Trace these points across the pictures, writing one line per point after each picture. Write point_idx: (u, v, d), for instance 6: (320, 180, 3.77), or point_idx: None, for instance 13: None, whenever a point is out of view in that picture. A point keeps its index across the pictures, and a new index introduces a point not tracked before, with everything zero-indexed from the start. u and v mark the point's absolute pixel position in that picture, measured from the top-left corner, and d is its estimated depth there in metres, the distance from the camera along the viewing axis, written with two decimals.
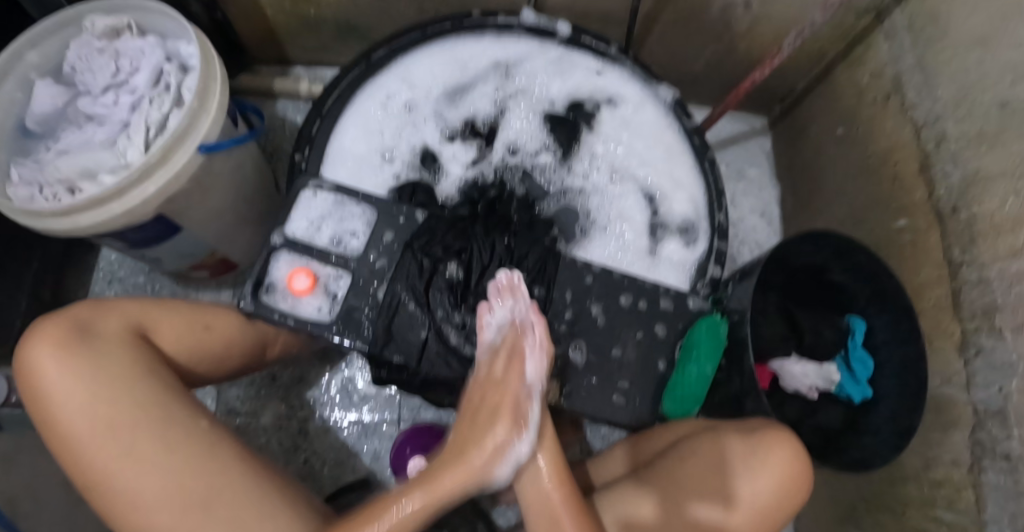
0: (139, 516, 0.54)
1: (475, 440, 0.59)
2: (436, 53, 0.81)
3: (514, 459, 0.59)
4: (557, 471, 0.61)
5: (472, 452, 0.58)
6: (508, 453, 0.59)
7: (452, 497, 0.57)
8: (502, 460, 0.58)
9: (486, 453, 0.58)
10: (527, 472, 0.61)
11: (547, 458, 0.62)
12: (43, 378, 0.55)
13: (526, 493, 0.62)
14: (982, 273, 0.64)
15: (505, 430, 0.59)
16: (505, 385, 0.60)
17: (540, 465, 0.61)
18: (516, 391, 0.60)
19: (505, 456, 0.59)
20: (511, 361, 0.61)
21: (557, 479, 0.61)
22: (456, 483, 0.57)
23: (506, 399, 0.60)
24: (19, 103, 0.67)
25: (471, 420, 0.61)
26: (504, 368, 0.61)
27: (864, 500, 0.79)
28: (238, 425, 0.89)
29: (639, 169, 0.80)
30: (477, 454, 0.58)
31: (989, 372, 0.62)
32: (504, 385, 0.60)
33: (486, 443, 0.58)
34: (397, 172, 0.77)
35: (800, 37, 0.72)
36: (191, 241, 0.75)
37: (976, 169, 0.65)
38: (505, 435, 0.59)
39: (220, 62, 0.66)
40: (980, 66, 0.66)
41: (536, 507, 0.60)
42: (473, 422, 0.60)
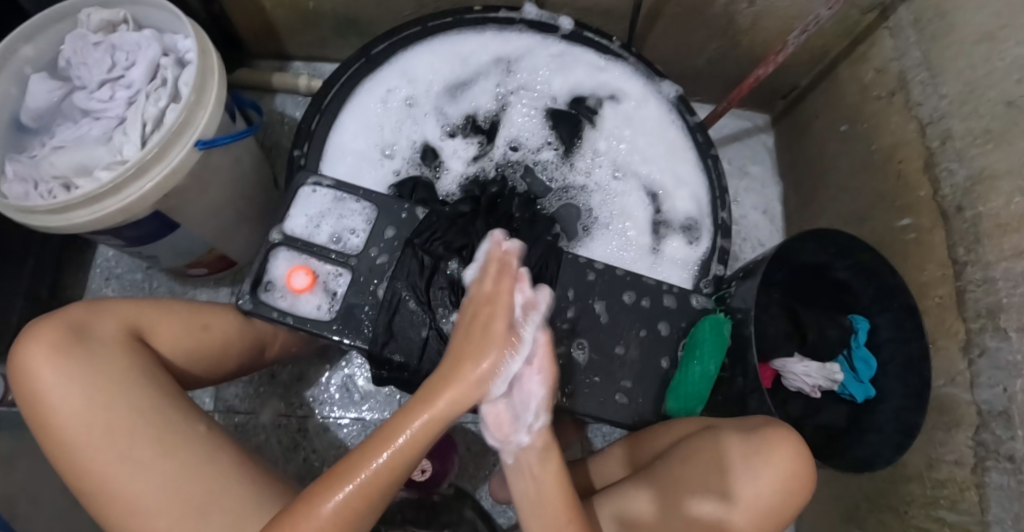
0: (137, 521, 0.53)
1: (467, 352, 0.55)
2: (436, 47, 0.79)
3: (507, 376, 0.56)
4: (557, 482, 0.58)
5: (465, 364, 0.54)
6: (501, 370, 0.55)
7: (446, 421, 0.54)
8: (490, 384, 0.55)
9: (475, 379, 0.54)
10: (518, 476, 0.59)
11: (550, 456, 0.58)
12: (38, 380, 0.54)
13: (521, 500, 0.59)
14: (987, 272, 0.63)
15: (492, 358, 0.55)
16: (499, 300, 0.57)
17: (539, 472, 0.58)
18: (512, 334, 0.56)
19: (498, 377, 0.55)
20: (504, 315, 0.56)
21: (561, 487, 0.58)
22: (456, 401, 0.54)
23: (496, 317, 0.56)
24: (15, 99, 0.66)
25: (463, 327, 0.57)
26: (493, 291, 0.57)
27: (867, 500, 0.79)
28: (237, 423, 0.88)
29: (641, 166, 0.79)
30: (469, 370, 0.54)
31: (993, 372, 0.62)
32: (486, 307, 0.57)
33: (474, 356, 0.55)
34: (397, 168, 0.77)
35: (805, 33, 0.71)
36: (190, 238, 0.74)
37: (981, 167, 0.65)
38: (494, 357, 0.55)
39: (218, 56, 0.65)
40: (985, 64, 0.65)
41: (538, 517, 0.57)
42: (460, 342, 0.56)
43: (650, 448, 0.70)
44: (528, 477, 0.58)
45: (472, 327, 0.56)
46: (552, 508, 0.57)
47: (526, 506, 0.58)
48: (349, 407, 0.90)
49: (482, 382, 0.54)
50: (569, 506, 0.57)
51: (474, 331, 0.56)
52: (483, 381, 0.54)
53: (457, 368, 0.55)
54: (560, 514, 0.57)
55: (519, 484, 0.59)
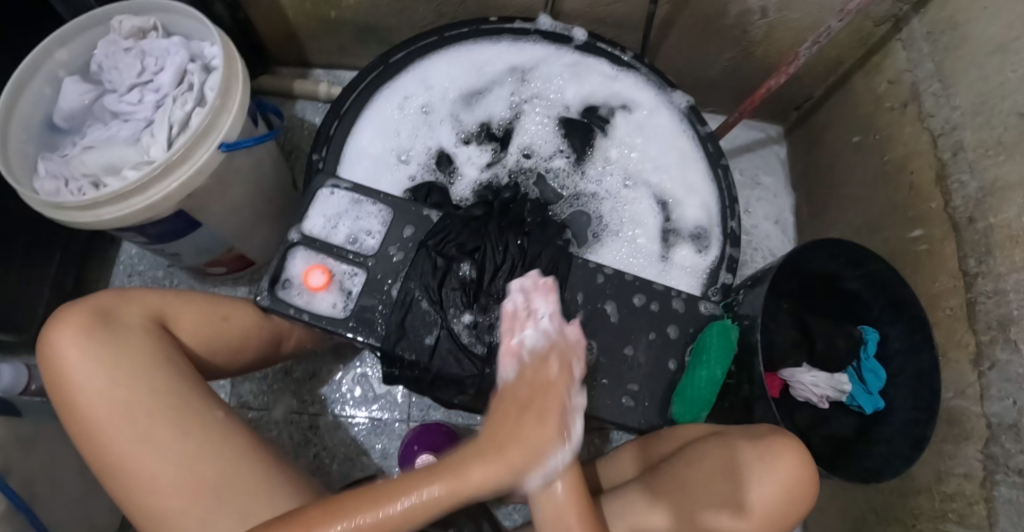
0: (152, 502, 0.55)
1: (516, 438, 0.55)
2: (452, 56, 0.81)
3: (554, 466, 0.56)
4: (574, 503, 0.58)
5: (514, 451, 0.55)
6: (547, 464, 0.56)
7: (471, 494, 0.53)
8: (540, 462, 0.55)
9: (531, 452, 0.55)
10: (540, 498, 0.58)
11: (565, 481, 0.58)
12: (66, 362, 0.56)
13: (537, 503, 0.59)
14: (998, 284, 0.63)
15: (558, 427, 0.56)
16: (555, 391, 0.57)
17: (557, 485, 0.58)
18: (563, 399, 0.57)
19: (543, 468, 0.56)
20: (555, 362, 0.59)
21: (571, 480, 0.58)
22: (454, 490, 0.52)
23: (548, 394, 0.57)
24: (47, 100, 0.69)
25: (515, 409, 0.57)
26: (541, 383, 0.58)
27: (875, 512, 0.78)
28: (251, 418, 0.91)
29: (652, 175, 0.80)
30: (520, 440, 0.55)
31: (1004, 385, 0.62)
32: (551, 398, 0.57)
33: (529, 442, 0.55)
34: (412, 173, 0.78)
35: (816, 44, 0.72)
36: (211, 237, 0.77)
37: (993, 178, 0.65)
38: (550, 446, 0.56)
39: (242, 62, 0.67)
40: (997, 76, 0.66)
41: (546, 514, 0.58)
42: (506, 429, 0.56)
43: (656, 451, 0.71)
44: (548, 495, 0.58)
45: (515, 413, 0.56)
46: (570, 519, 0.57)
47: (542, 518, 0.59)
48: (360, 406, 0.91)
49: (522, 471, 0.55)
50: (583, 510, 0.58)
51: (516, 411, 0.57)
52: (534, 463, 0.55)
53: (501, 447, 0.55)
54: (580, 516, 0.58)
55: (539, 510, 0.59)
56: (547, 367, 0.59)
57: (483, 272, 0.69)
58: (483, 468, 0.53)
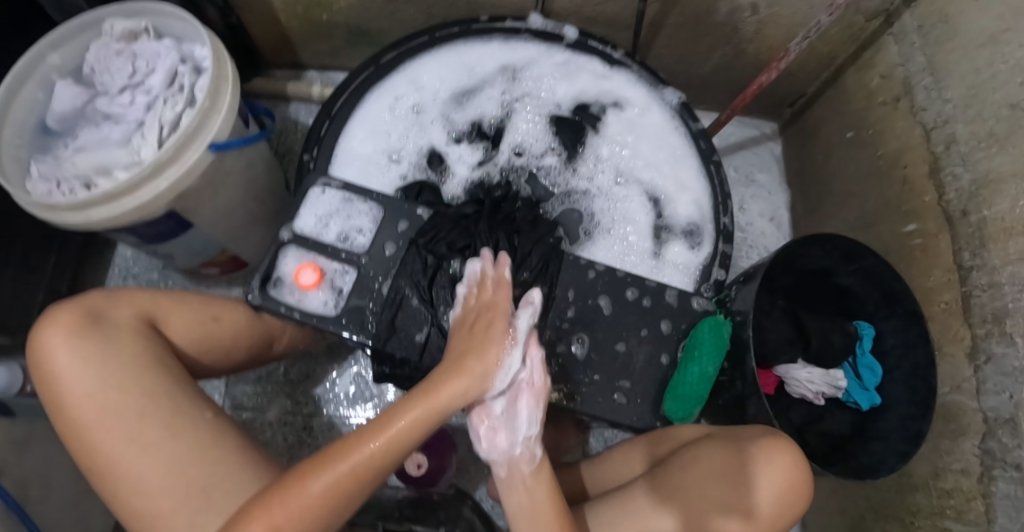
0: (140, 501, 0.55)
1: (472, 348, 0.58)
2: (442, 57, 0.82)
3: (510, 365, 0.59)
4: (549, 495, 0.60)
5: (470, 361, 0.57)
6: (504, 361, 0.58)
7: (446, 411, 0.56)
8: (495, 376, 0.58)
9: (485, 370, 0.57)
10: (512, 490, 0.61)
11: (540, 481, 0.60)
12: (54, 361, 0.57)
13: (514, 511, 0.60)
14: (993, 277, 0.62)
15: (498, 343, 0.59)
16: (498, 334, 0.59)
17: (532, 485, 0.60)
18: (509, 326, 0.60)
19: (500, 370, 0.58)
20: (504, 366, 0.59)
21: (549, 498, 0.60)
22: (425, 414, 0.55)
23: (493, 327, 0.60)
24: (41, 103, 0.70)
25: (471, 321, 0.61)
26: (487, 304, 0.61)
27: (873, 510, 0.77)
28: (244, 420, 0.91)
29: (643, 171, 0.80)
30: (480, 358, 0.58)
31: (1000, 378, 0.61)
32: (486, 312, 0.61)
33: (478, 356, 0.58)
34: (403, 172, 0.78)
35: (806, 39, 0.70)
36: (203, 238, 0.77)
37: (987, 170, 0.64)
38: (499, 348, 0.59)
39: (233, 64, 0.68)
40: (989, 68, 0.65)
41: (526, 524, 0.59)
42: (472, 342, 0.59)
43: (642, 459, 0.71)
44: (523, 495, 0.60)
45: (471, 333, 0.59)
46: (543, 519, 0.58)
47: (519, 518, 0.60)
48: (354, 405, 0.92)
49: (484, 376, 0.58)
50: (556, 505, 0.59)
51: (482, 332, 0.59)
52: (475, 377, 0.57)
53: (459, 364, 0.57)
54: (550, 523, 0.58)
55: (511, 498, 0.61)
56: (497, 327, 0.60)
57: None
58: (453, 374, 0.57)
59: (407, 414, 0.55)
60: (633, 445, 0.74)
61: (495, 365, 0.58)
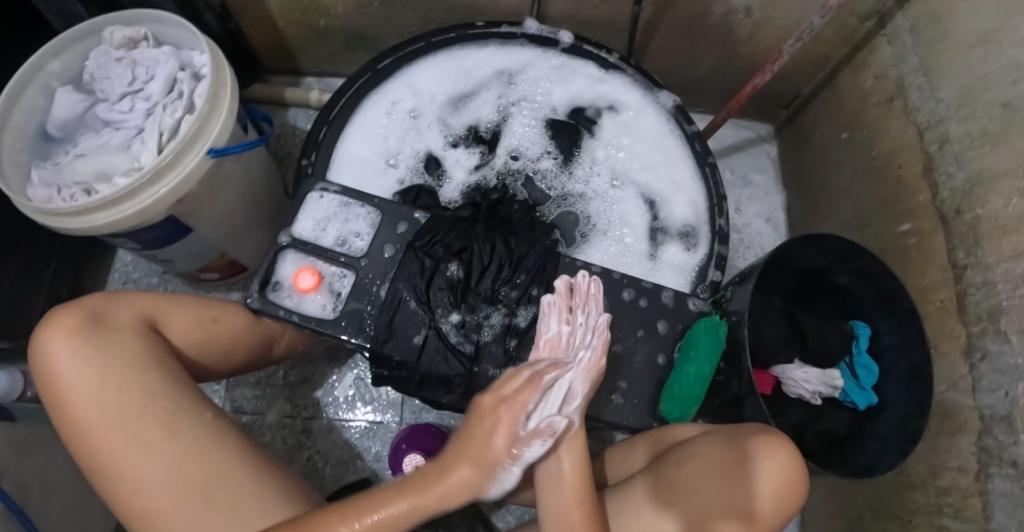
0: (140, 501, 0.55)
1: (475, 451, 0.56)
2: (438, 62, 0.82)
3: (501, 482, 0.56)
4: (577, 471, 0.59)
5: (467, 466, 0.55)
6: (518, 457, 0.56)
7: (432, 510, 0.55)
8: (492, 478, 0.56)
9: (473, 482, 0.55)
10: (545, 455, 0.61)
11: (570, 454, 0.60)
12: (54, 363, 0.57)
13: (544, 489, 0.60)
14: (987, 275, 0.63)
15: (507, 439, 0.56)
16: (514, 407, 0.57)
17: (562, 456, 0.60)
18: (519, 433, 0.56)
19: (498, 474, 0.56)
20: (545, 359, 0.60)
21: (577, 476, 0.59)
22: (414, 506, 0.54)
23: (507, 414, 0.56)
24: (41, 110, 0.71)
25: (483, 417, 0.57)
26: (508, 399, 0.57)
27: (871, 509, 0.77)
28: (244, 423, 0.91)
29: (639, 174, 0.80)
30: (473, 467, 0.55)
31: (995, 376, 0.61)
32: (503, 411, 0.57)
33: (484, 454, 0.55)
34: (401, 176, 0.79)
35: (799, 41, 0.71)
36: (202, 242, 0.78)
37: (979, 169, 0.64)
38: (498, 457, 0.55)
39: (231, 70, 0.68)
40: (981, 67, 0.66)
41: (553, 512, 0.58)
42: (477, 439, 0.56)
43: (636, 457, 0.71)
44: (555, 465, 0.60)
45: (479, 433, 0.56)
46: (565, 490, 0.58)
47: (546, 488, 0.60)
48: (354, 409, 0.92)
49: (475, 486, 0.55)
50: (583, 487, 0.59)
51: (483, 436, 0.56)
52: (489, 474, 0.55)
53: (460, 464, 0.56)
54: (572, 500, 0.58)
55: (545, 461, 0.61)
56: (513, 388, 0.58)
57: (471, 271, 0.68)
58: (441, 482, 0.55)
59: (397, 507, 0.53)
60: (628, 444, 0.74)
61: (501, 467, 0.56)
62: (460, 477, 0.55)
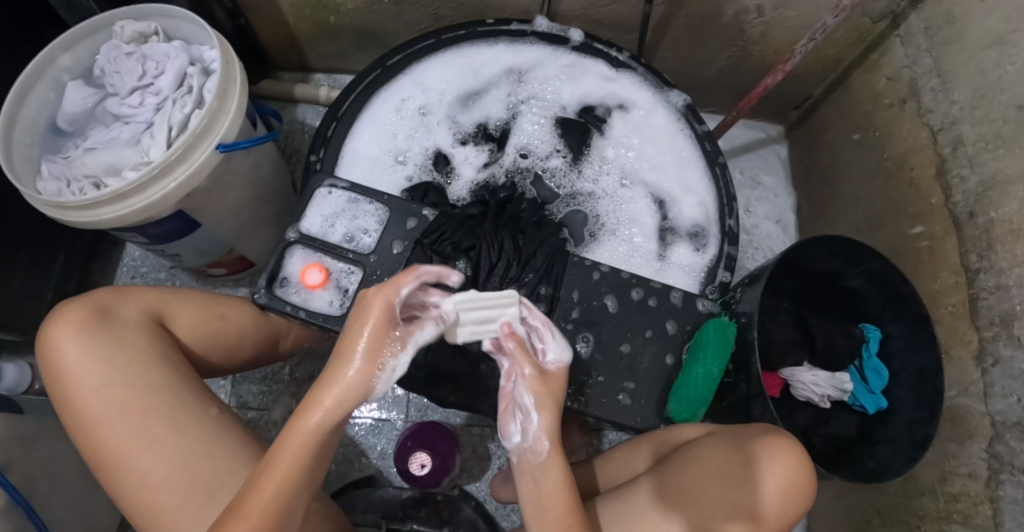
0: (145, 496, 0.55)
1: (352, 351, 0.51)
2: (448, 59, 0.82)
3: (392, 372, 0.52)
4: (561, 491, 0.56)
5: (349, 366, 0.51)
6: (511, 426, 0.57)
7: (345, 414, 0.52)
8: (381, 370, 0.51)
9: (358, 378, 0.51)
10: (523, 480, 0.58)
11: (552, 474, 0.56)
12: (62, 356, 0.57)
13: (526, 505, 0.57)
14: (1000, 279, 0.62)
15: (383, 327, 0.52)
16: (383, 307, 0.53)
17: (540, 477, 0.56)
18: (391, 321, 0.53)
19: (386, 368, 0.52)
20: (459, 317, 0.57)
21: (564, 497, 0.56)
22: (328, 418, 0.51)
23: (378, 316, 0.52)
24: (52, 104, 0.71)
25: (355, 317, 0.53)
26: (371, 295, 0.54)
27: (879, 514, 0.76)
28: (250, 418, 0.91)
29: (649, 173, 0.80)
30: (350, 366, 0.51)
31: (1008, 382, 0.60)
32: (373, 296, 0.53)
33: (361, 348, 0.51)
34: (409, 174, 0.79)
35: (812, 41, 0.70)
36: (211, 238, 0.78)
37: (994, 172, 0.64)
38: (378, 348, 0.52)
39: (241, 65, 0.68)
40: (996, 69, 0.65)
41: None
42: (351, 337, 0.52)
43: (641, 459, 0.71)
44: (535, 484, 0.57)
45: (352, 337, 0.52)
46: (552, 510, 0.55)
47: (530, 510, 0.57)
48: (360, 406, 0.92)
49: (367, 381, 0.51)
50: (571, 508, 0.56)
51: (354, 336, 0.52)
52: (374, 363, 0.51)
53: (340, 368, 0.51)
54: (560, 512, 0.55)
55: (523, 487, 0.58)
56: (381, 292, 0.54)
57: (478, 269, 0.69)
58: (327, 393, 0.51)
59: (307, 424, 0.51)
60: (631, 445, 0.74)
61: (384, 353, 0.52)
62: (345, 378, 0.51)
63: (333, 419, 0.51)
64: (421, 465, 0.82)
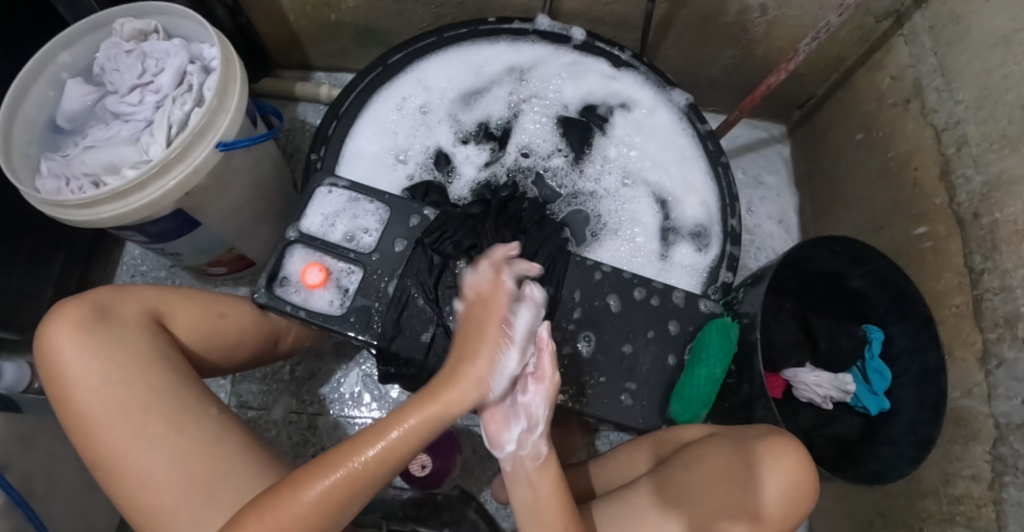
0: (144, 497, 0.55)
1: (473, 347, 0.56)
2: (450, 58, 0.81)
3: (504, 368, 0.56)
4: (557, 495, 0.58)
5: (467, 362, 0.55)
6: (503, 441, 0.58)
7: (445, 420, 0.55)
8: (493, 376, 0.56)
9: (477, 378, 0.55)
10: (518, 485, 0.60)
11: (547, 478, 0.59)
12: (60, 355, 0.57)
13: (519, 508, 0.59)
14: (1004, 280, 0.61)
15: (496, 322, 0.57)
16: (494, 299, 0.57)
17: (537, 481, 0.59)
18: (509, 324, 0.57)
19: (497, 374, 0.56)
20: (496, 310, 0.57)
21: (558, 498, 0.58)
22: (440, 412, 0.54)
23: (490, 315, 0.57)
24: (51, 102, 0.71)
25: (475, 310, 0.58)
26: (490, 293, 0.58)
27: (881, 517, 0.76)
28: (250, 418, 0.91)
29: (651, 172, 0.79)
30: (472, 365, 0.55)
31: (1012, 383, 0.60)
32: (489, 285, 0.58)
33: (482, 346, 0.56)
34: (410, 173, 0.78)
35: (816, 40, 0.69)
36: (210, 237, 0.77)
37: (998, 172, 0.63)
38: (494, 346, 0.56)
39: (241, 64, 0.68)
40: (1001, 68, 0.64)
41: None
42: (472, 335, 0.57)
43: (641, 461, 0.71)
44: (529, 489, 0.59)
45: (473, 330, 0.57)
46: (550, 514, 0.57)
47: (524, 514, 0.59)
48: (360, 407, 0.92)
49: (481, 383, 0.55)
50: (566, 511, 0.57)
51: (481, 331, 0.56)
52: (490, 361, 0.55)
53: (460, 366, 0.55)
54: (560, 519, 0.57)
55: (518, 494, 0.60)
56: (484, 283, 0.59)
57: None
58: (447, 391, 0.55)
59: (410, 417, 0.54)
60: (629, 448, 0.73)
61: (497, 355, 0.56)
62: (464, 378, 0.55)
63: (440, 421, 0.55)
64: (422, 466, 0.81)
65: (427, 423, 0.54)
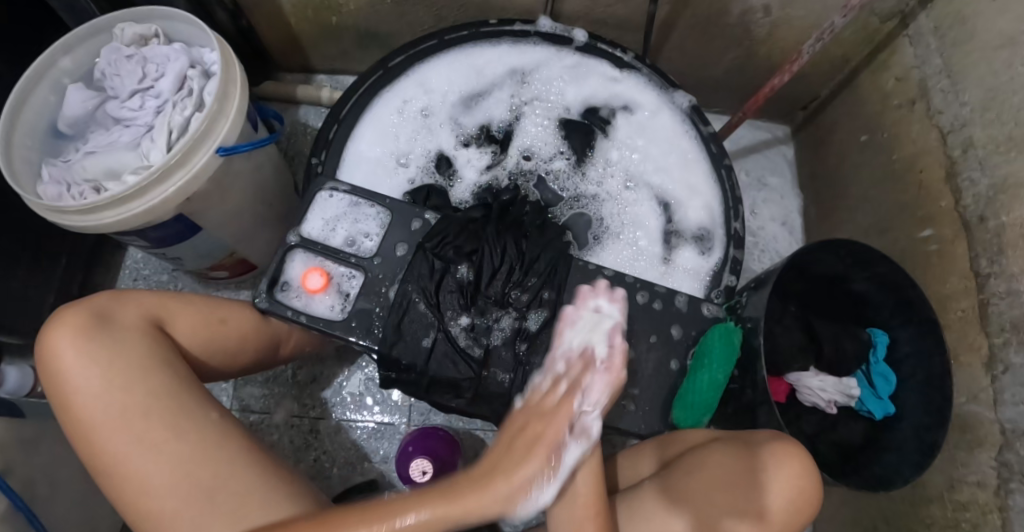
0: (145, 504, 0.55)
1: (508, 471, 0.53)
2: (451, 60, 0.81)
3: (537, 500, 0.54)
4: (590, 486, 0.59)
5: (500, 481, 0.53)
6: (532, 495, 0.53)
7: (462, 523, 0.51)
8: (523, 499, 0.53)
9: (510, 494, 0.52)
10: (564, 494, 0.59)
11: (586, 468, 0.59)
12: (61, 363, 0.57)
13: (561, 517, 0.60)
14: (1011, 284, 0.61)
15: (541, 463, 0.54)
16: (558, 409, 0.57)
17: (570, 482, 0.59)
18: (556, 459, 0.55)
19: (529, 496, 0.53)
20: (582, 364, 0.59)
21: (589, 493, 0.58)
22: (465, 510, 0.51)
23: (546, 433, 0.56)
24: (52, 107, 0.71)
25: (519, 445, 0.56)
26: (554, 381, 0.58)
27: (885, 522, 0.76)
28: (252, 422, 0.91)
29: (653, 175, 0.79)
30: (508, 486, 0.52)
31: (1018, 389, 0.59)
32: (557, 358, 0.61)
33: (519, 476, 0.53)
34: (411, 176, 0.78)
35: (819, 42, 0.68)
36: (211, 242, 0.77)
37: (1004, 176, 0.63)
38: (531, 469, 0.54)
39: (241, 68, 0.67)
40: (1008, 70, 0.64)
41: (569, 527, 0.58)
42: (510, 459, 0.55)
43: (639, 467, 0.70)
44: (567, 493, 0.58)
45: (514, 444, 0.55)
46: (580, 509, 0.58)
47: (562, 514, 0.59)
48: (361, 410, 0.92)
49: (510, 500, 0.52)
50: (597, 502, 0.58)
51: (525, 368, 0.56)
52: (524, 490, 0.53)
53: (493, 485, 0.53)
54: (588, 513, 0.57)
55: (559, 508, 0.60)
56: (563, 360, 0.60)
57: (481, 274, 0.67)
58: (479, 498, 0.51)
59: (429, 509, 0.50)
60: (628, 454, 0.73)
61: (535, 483, 0.54)
62: (494, 509, 0.52)
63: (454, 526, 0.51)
64: (422, 472, 0.81)
65: (439, 521, 0.50)
